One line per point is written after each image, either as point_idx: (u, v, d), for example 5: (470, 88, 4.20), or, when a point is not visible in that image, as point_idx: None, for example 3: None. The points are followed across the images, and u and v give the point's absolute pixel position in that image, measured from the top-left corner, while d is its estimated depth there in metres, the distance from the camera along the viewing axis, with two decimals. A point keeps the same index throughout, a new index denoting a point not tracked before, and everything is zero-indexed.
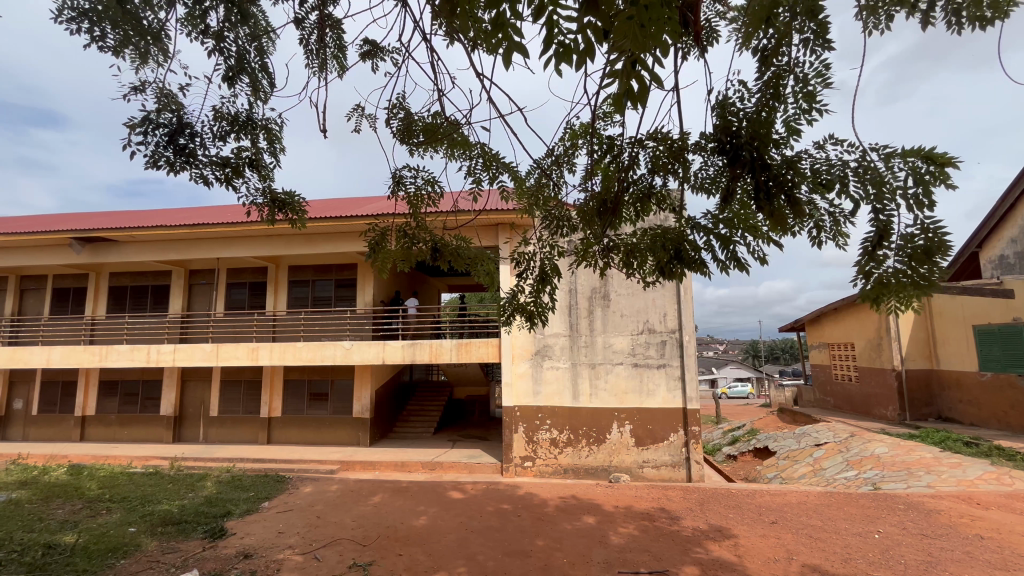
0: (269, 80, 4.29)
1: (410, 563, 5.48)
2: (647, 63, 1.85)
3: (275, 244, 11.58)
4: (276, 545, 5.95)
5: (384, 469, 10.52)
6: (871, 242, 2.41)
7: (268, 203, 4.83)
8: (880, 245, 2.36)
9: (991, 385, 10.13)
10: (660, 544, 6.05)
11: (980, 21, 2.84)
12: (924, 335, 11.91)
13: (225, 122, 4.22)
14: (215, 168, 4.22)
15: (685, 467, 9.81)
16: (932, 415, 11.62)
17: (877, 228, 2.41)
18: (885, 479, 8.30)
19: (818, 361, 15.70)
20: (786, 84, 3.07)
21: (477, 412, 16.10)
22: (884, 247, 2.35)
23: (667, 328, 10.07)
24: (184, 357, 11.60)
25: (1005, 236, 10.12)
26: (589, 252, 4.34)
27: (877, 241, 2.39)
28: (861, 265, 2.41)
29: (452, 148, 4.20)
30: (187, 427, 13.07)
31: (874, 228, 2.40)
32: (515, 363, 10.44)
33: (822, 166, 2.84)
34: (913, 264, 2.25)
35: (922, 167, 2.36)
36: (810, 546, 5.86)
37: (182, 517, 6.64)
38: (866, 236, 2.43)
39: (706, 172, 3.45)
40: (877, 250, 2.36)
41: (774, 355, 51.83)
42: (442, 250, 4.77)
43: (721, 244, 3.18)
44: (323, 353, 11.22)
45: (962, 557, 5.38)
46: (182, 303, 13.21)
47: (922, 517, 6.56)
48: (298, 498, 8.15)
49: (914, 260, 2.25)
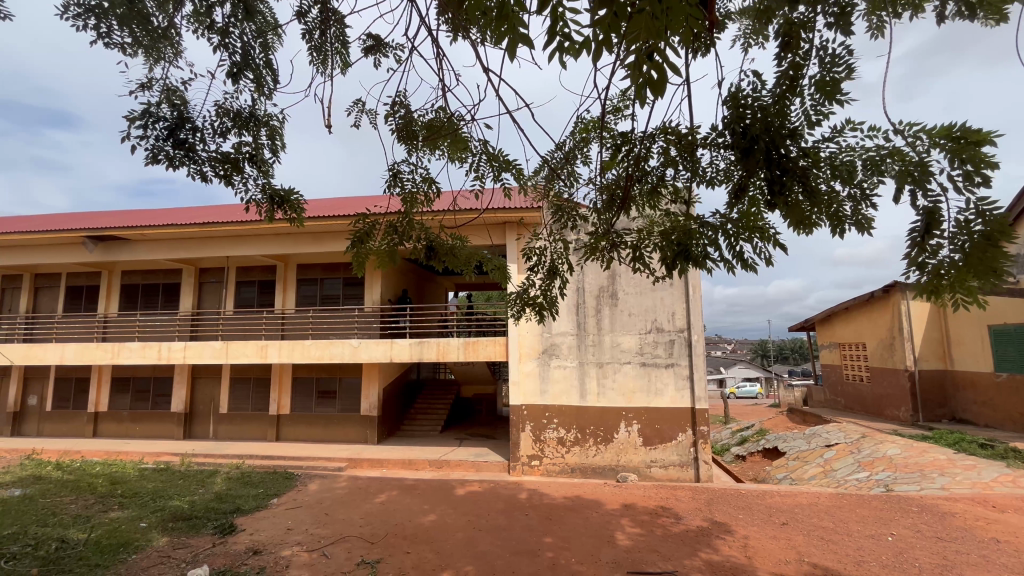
0: (272, 76, 4.30)
1: (418, 561, 5.49)
2: (664, 52, 1.84)
3: (284, 243, 11.66)
4: (284, 542, 5.99)
5: (391, 467, 10.54)
6: (919, 232, 2.33)
7: (268, 199, 4.84)
8: (928, 233, 2.29)
9: (1007, 386, 9.95)
10: (669, 545, 6.00)
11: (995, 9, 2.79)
12: (938, 335, 11.73)
13: (228, 117, 4.24)
14: (215, 164, 4.24)
15: (694, 467, 9.74)
16: (946, 416, 11.44)
17: (926, 215, 2.33)
18: (898, 481, 8.20)
19: (829, 361, 15.51)
20: (804, 74, 3.02)
21: (485, 410, 16.08)
22: (929, 236, 2.29)
23: (675, 327, 10.00)
24: (193, 355, 11.70)
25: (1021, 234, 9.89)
26: (597, 248, 4.24)
27: (926, 230, 2.31)
28: (913, 255, 2.34)
29: (454, 146, 4.17)
30: (197, 424, 13.19)
31: (920, 215, 2.34)
32: (522, 362, 10.40)
33: (842, 156, 2.78)
34: (968, 249, 2.18)
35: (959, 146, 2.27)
36: (822, 548, 5.79)
37: (193, 513, 6.71)
38: (912, 225, 2.36)
39: (715, 165, 3.41)
40: (927, 239, 2.30)
41: (784, 355, 51.30)
42: (438, 249, 4.80)
43: (728, 243, 3.14)
44: (331, 351, 11.27)
45: (978, 561, 5.29)
46: (192, 302, 13.34)
47: (937, 519, 6.46)
48: (307, 495, 8.20)
49: (969, 244, 2.18)
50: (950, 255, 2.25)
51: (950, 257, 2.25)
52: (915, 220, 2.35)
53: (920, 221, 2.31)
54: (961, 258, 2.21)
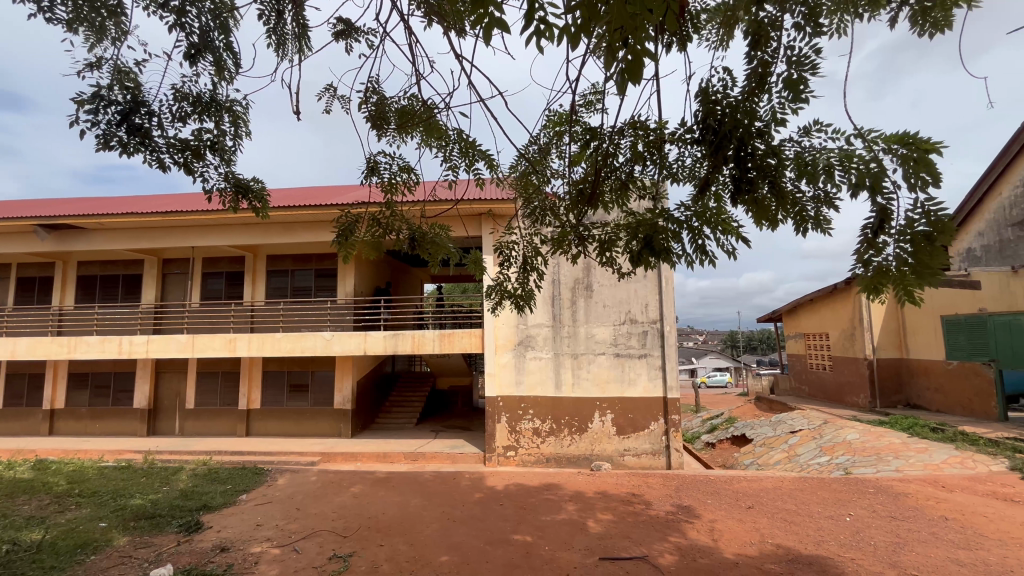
0: (234, 60, 4.13)
1: (391, 553, 5.45)
2: (641, 41, 1.87)
3: (253, 233, 11.28)
4: (253, 538, 5.86)
5: (365, 460, 10.43)
6: (871, 228, 2.50)
7: (231, 189, 4.67)
8: (879, 232, 2.47)
9: (957, 373, 10.50)
10: (639, 530, 6.15)
11: (939, 28, 2.91)
12: (896, 325, 12.28)
13: (187, 102, 4.08)
14: (173, 151, 4.06)
15: (665, 455, 9.98)
16: (902, 402, 12.01)
17: (879, 212, 2.49)
18: (856, 464, 8.59)
19: (794, 351, 16.07)
20: (773, 71, 3.06)
21: (461, 403, 16.06)
22: (881, 234, 2.46)
23: (648, 318, 10.18)
24: (158, 348, 11.27)
25: (972, 230, 10.89)
26: (567, 240, 4.30)
27: (877, 228, 2.48)
28: (861, 253, 2.51)
29: (428, 134, 4.14)
30: (162, 420, 12.76)
31: (874, 212, 2.50)
32: (498, 354, 10.42)
33: (804, 154, 2.86)
34: (912, 247, 2.36)
35: (906, 151, 2.39)
36: (784, 529, 6.03)
37: (156, 511, 6.49)
38: (866, 223, 2.52)
39: (683, 161, 3.47)
40: (877, 238, 2.47)
41: (751, 345, 53.00)
42: (418, 240, 4.78)
43: (691, 237, 3.19)
44: (303, 344, 11.03)
45: (927, 538, 5.59)
46: (155, 293, 12.81)
47: (891, 500, 6.80)
48: (277, 490, 8.03)
49: (912, 244, 2.36)
50: (893, 251, 2.43)
51: (892, 256, 2.44)
52: (870, 218, 2.52)
53: (874, 220, 2.48)
54: (908, 258, 2.38)
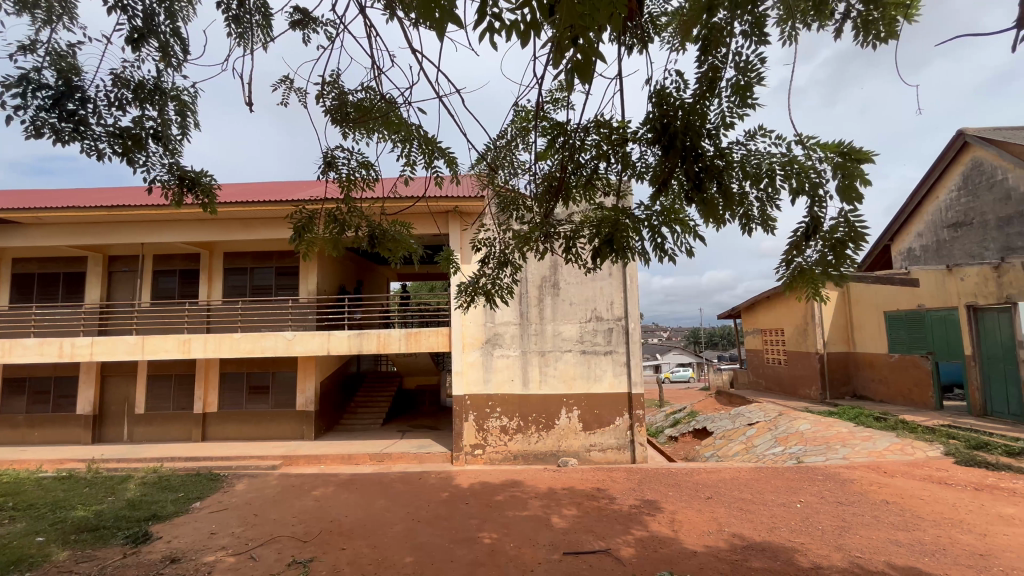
0: (181, 46, 3.94)
1: (353, 557, 5.34)
2: (591, 40, 1.90)
3: (208, 229, 10.80)
4: (207, 547, 5.62)
5: (329, 462, 10.19)
6: (803, 233, 2.77)
7: (177, 181, 4.46)
8: (808, 236, 2.74)
9: (899, 365, 11.17)
10: (603, 524, 6.25)
11: (880, 41, 3.07)
12: (844, 321, 12.95)
13: (127, 89, 3.88)
14: (111, 140, 3.85)
15: (630, 450, 10.18)
16: (849, 393, 12.69)
17: (811, 218, 2.73)
18: (807, 453, 9.02)
19: (752, 346, 16.71)
20: (724, 76, 3.16)
21: (428, 402, 15.90)
22: (811, 238, 2.74)
23: (614, 315, 10.36)
24: (104, 350, 10.65)
25: (913, 231, 12.00)
26: (534, 237, 4.35)
27: (807, 234, 2.76)
28: (788, 253, 2.84)
29: (386, 129, 4.04)
30: (109, 426, 12.08)
31: (807, 219, 2.75)
32: (465, 352, 10.37)
33: (751, 157, 2.96)
34: (832, 252, 2.67)
35: (838, 159, 2.53)
36: (740, 518, 6.27)
37: (100, 523, 6.14)
38: (799, 227, 2.79)
39: (643, 159, 3.54)
40: (805, 242, 2.75)
41: (713, 341, 54.82)
42: (378, 237, 4.68)
43: (651, 234, 3.28)
44: (262, 344, 10.66)
45: (870, 521, 5.93)
46: (101, 292, 12.09)
47: (838, 486, 7.18)
48: (234, 496, 7.73)
49: (833, 247, 2.66)
50: (815, 253, 2.75)
51: (814, 257, 2.77)
52: (802, 224, 2.77)
53: (805, 227, 2.74)
54: (827, 259, 2.69)
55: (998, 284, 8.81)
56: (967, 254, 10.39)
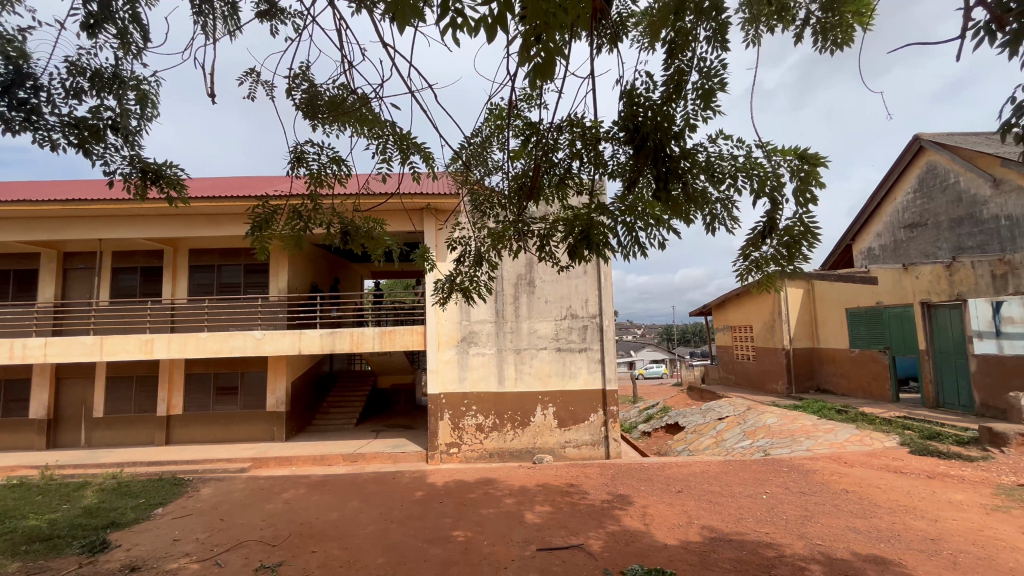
0: (141, 33, 3.78)
1: (324, 560, 5.25)
2: (557, 38, 1.92)
3: (172, 225, 10.39)
4: (169, 554, 5.43)
5: (300, 464, 9.98)
6: (760, 232, 2.95)
7: (138, 174, 4.29)
8: (765, 235, 2.92)
9: (859, 360, 11.65)
10: (576, 519, 6.31)
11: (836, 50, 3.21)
12: (809, 317, 13.41)
13: (83, 77, 3.71)
14: (67, 130, 3.68)
15: (604, 445, 10.31)
16: (813, 387, 13.17)
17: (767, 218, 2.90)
18: (774, 446, 9.32)
19: (722, 343, 17.13)
20: (689, 79, 3.23)
21: (404, 401, 15.74)
22: (767, 237, 2.93)
23: (588, 313, 10.46)
24: (58, 352, 10.15)
25: (873, 231, 12.52)
26: (508, 235, 4.36)
27: (764, 233, 2.93)
28: (746, 249, 3.02)
29: (361, 125, 3.99)
30: (65, 431, 11.53)
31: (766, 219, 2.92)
32: (440, 350, 10.29)
33: (714, 159, 3.06)
34: (786, 248, 2.88)
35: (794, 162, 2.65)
36: (709, 510, 6.44)
37: (53, 532, 5.85)
38: (757, 226, 2.97)
39: (615, 158, 3.58)
40: (761, 240, 2.93)
41: (686, 337, 55.99)
42: (351, 233, 4.60)
43: (624, 231, 3.33)
44: (230, 344, 10.35)
45: (830, 510, 6.17)
46: (55, 290, 11.51)
47: (802, 477, 7.44)
48: (199, 501, 7.49)
49: (787, 245, 2.87)
50: (769, 250, 2.96)
51: (769, 253, 2.97)
52: (761, 222, 2.93)
53: (763, 227, 2.91)
54: (781, 254, 2.90)
55: (950, 282, 9.28)
56: (922, 253, 10.90)
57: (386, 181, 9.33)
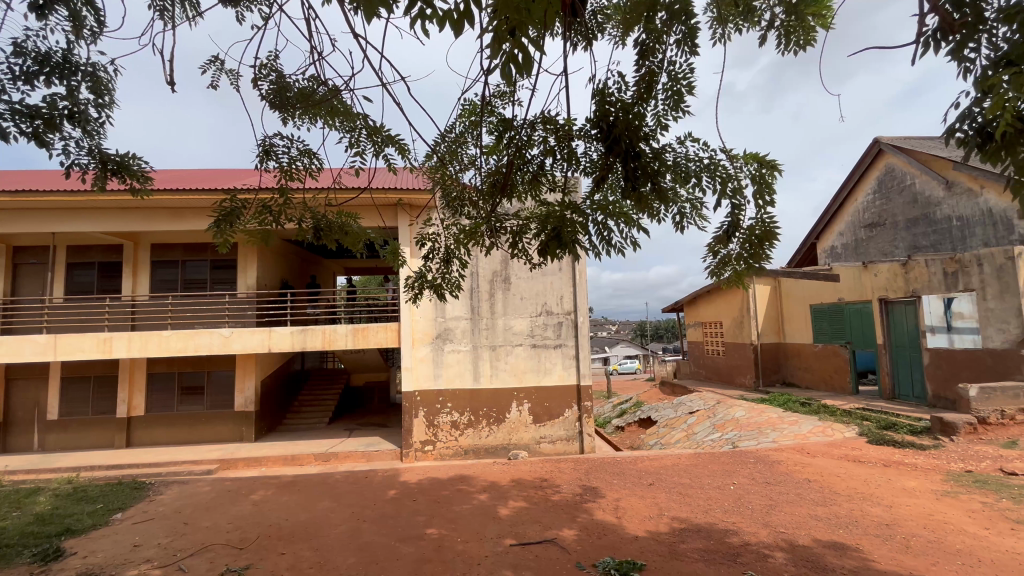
0: (95, 16, 3.60)
1: (293, 561, 5.15)
2: (527, 32, 1.91)
3: (132, 218, 9.95)
4: (129, 561, 5.23)
5: (270, 464, 9.75)
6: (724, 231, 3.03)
7: (97, 166, 4.10)
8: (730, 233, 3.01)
9: (822, 354, 12.10)
10: (550, 514, 6.36)
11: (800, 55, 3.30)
12: (776, 313, 13.85)
13: (33, 62, 3.52)
14: (18, 118, 3.49)
15: (578, 440, 10.43)
16: (779, 381, 13.62)
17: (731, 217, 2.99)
18: (741, 438, 9.60)
19: (694, 338, 17.53)
20: (659, 80, 3.28)
21: (378, 399, 15.55)
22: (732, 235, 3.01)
23: (563, 309, 10.54)
24: (8, 352, 9.62)
25: (835, 230, 13.01)
26: (481, 231, 4.32)
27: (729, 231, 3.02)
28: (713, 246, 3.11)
29: (332, 116, 3.92)
30: (16, 434, 10.95)
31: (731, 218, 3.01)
32: (415, 348, 10.20)
33: (682, 159, 3.11)
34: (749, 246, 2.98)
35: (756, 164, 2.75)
36: (678, 502, 6.59)
37: (1, 542, 5.55)
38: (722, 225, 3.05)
39: (588, 156, 3.60)
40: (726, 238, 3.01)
41: (659, 334, 57.11)
42: (324, 229, 4.49)
43: (596, 227, 3.37)
44: (196, 342, 10.00)
45: (793, 499, 6.40)
46: (4, 287, 10.91)
47: (767, 467, 7.70)
48: (162, 504, 7.23)
49: (750, 244, 2.97)
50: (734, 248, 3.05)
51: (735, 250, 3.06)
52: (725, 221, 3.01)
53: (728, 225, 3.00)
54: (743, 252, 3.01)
55: (906, 280, 9.71)
56: (880, 252, 11.40)
57: (358, 175, 9.15)
